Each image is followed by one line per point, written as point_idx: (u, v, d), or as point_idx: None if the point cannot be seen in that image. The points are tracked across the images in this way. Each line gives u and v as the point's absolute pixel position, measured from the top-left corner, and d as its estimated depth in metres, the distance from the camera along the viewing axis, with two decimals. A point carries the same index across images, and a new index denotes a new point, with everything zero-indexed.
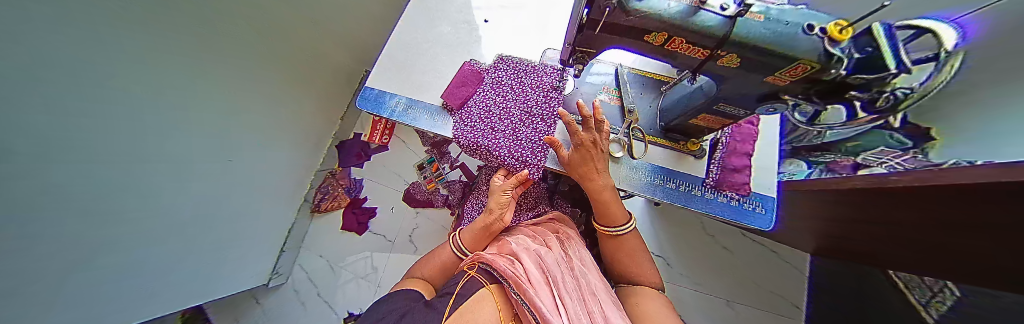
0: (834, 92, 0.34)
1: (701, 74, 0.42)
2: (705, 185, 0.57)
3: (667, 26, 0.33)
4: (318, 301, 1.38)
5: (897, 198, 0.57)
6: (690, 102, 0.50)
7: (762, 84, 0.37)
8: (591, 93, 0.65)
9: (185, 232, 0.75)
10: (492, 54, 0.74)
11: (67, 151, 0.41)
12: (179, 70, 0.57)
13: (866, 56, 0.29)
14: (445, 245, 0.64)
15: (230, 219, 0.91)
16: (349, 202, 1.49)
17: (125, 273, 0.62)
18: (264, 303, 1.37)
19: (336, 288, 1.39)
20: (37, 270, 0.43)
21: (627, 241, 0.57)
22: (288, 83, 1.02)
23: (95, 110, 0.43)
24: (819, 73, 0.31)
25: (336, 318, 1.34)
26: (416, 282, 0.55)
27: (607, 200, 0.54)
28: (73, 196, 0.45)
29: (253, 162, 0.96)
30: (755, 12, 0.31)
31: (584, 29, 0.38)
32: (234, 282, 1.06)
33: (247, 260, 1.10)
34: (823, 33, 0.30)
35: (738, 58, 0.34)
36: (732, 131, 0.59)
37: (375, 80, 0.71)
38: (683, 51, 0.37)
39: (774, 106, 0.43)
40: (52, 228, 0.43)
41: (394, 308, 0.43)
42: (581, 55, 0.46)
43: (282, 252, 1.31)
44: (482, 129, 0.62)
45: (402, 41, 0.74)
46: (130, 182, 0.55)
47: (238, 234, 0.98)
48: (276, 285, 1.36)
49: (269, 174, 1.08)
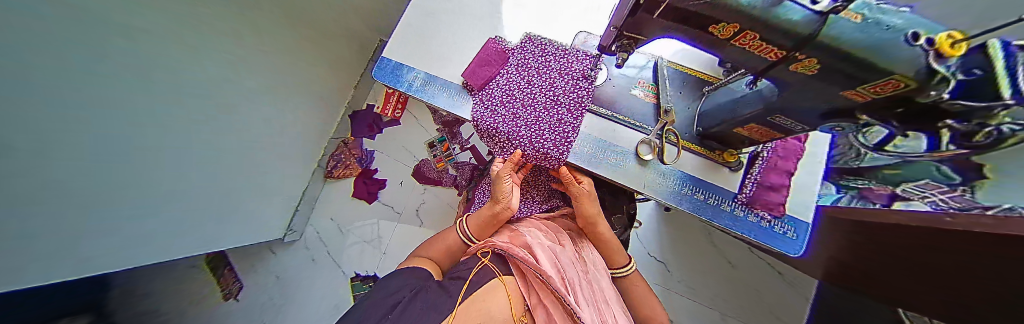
0: (923, 116, 0.28)
1: (762, 78, 0.39)
2: (736, 200, 0.54)
3: (741, 19, 0.29)
4: (327, 259, 1.45)
5: (929, 239, 0.52)
6: (739, 108, 0.46)
7: (838, 96, 0.31)
8: (625, 85, 0.61)
9: (205, 192, 0.80)
10: (518, 32, 0.67)
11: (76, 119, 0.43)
12: (170, 34, 0.55)
13: (971, 80, 0.22)
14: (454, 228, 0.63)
15: (248, 177, 0.96)
16: (360, 171, 1.52)
17: (145, 225, 0.67)
18: (278, 255, 1.45)
19: (343, 249, 1.46)
20: (49, 223, 0.46)
21: (631, 284, 0.60)
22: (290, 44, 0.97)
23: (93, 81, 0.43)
24: (913, 92, 0.24)
25: (344, 277, 1.42)
26: (426, 262, 0.55)
27: (613, 248, 0.60)
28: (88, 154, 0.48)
29: (267, 128, 0.98)
30: (851, 10, 0.25)
31: (638, 11, 0.35)
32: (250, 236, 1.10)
33: (262, 217, 1.15)
34: (929, 44, 0.22)
35: (818, 64, 0.29)
36: (775, 146, 0.54)
37: (392, 51, 0.68)
38: (751, 48, 0.34)
39: (838, 125, 0.38)
40: (63, 185, 0.46)
41: (411, 283, 0.45)
42: (627, 41, 0.44)
43: (295, 213, 1.39)
44: (503, 114, 0.59)
45: (423, 9, 0.69)
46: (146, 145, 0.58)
47: (253, 196, 1.02)
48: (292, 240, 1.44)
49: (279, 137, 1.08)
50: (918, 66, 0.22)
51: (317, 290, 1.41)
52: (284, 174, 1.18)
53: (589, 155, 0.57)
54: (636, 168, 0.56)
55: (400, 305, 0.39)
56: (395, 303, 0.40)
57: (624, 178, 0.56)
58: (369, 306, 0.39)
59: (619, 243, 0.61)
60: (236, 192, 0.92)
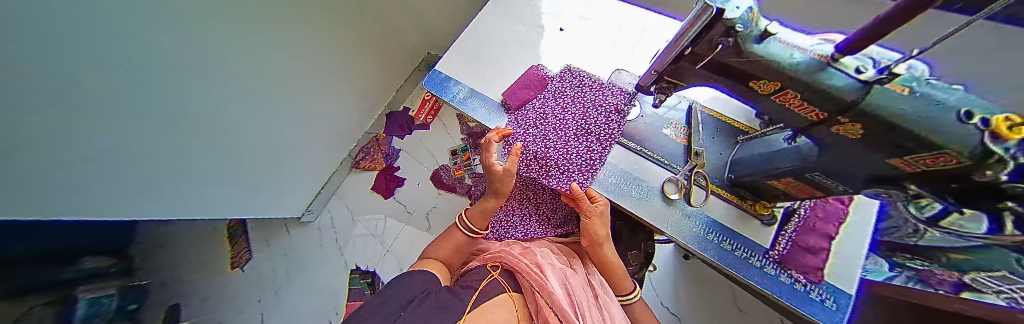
0: (983, 194, 0.26)
1: (803, 135, 0.39)
2: (768, 257, 0.51)
3: (788, 78, 0.31)
4: (333, 247, 1.50)
5: None
6: (775, 160, 0.46)
7: (883, 163, 0.30)
8: (656, 122, 0.62)
9: (232, 166, 0.89)
10: (558, 63, 0.72)
11: (103, 96, 0.47)
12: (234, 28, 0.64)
13: None
14: (463, 235, 0.63)
15: (274, 157, 1.05)
16: (383, 167, 1.61)
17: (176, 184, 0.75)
18: (292, 233, 1.52)
19: (350, 240, 1.51)
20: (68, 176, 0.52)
21: (639, 310, 0.59)
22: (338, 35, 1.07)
23: (132, 64, 0.48)
24: (971, 170, 0.24)
25: (345, 267, 1.46)
26: (435, 266, 0.57)
27: (616, 269, 0.58)
28: (116, 120, 0.52)
29: (300, 116, 1.08)
30: (899, 83, 0.25)
31: (681, 61, 0.40)
32: (272, 210, 1.19)
33: (285, 194, 1.24)
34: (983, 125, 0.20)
35: (861, 131, 0.30)
36: (813, 206, 0.53)
37: (443, 65, 0.76)
38: (794, 107, 0.35)
39: (885, 193, 0.36)
40: (82, 147, 0.50)
41: (423, 284, 0.47)
42: (666, 85, 0.47)
43: (319, 193, 1.50)
44: (535, 134, 0.63)
45: (478, 33, 0.78)
46: (178, 119, 0.64)
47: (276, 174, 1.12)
48: (308, 220, 1.53)
49: (310, 125, 1.18)
50: (972, 146, 0.21)
51: (317, 275, 1.46)
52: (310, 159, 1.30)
53: (614, 185, 0.58)
54: (662, 206, 0.56)
55: (413, 303, 0.41)
56: (410, 299, 0.43)
57: (647, 214, 0.55)
58: (380, 302, 0.42)
59: (623, 268, 0.59)
60: (257, 167, 1.00)
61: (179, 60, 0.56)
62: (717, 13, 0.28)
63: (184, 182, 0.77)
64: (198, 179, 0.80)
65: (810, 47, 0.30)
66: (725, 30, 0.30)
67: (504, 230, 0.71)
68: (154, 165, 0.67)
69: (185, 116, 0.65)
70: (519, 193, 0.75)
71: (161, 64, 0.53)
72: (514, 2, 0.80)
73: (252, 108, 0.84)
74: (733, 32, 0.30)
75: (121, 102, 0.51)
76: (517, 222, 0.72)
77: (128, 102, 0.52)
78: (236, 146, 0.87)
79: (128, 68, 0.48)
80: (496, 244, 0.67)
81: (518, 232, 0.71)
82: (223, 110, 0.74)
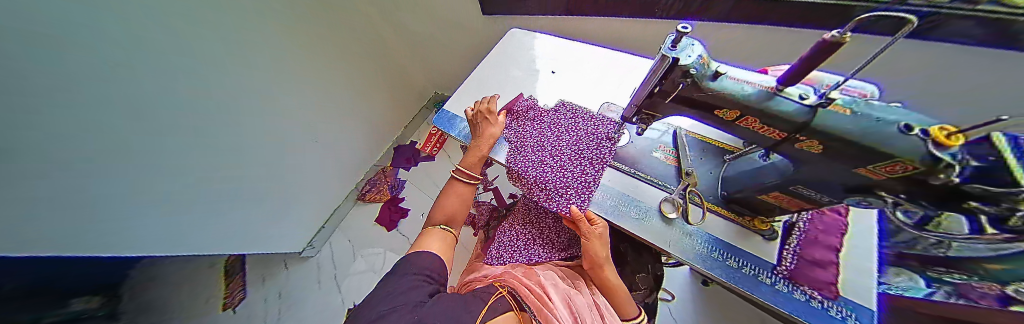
0: (948, 197, 0.27)
1: (775, 152, 0.43)
2: (777, 273, 0.51)
3: (744, 106, 0.37)
4: (332, 283, 1.56)
5: None
6: (761, 177, 0.49)
7: (853, 173, 0.33)
8: (646, 147, 0.67)
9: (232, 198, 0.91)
10: (552, 99, 0.81)
11: (97, 90, 0.47)
12: (223, 39, 0.71)
13: (986, 164, 0.21)
14: (464, 185, 0.65)
15: (273, 184, 1.09)
16: (388, 198, 1.75)
17: (173, 217, 0.75)
18: (290, 269, 1.61)
19: (349, 274, 1.58)
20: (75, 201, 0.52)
21: None
22: (350, 72, 1.30)
23: (121, 57, 0.50)
24: (927, 174, 0.25)
25: (342, 307, 1.50)
26: (439, 244, 0.58)
27: (619, 291, 0.59)
28: (110, 119, 0.52)
29: (297, 146, 1.15)
30: (839, 104, 0.30)
31: (653, 96, 0.47)
32: (271, 242, 1.20)
33: (283, 222, 1.25)
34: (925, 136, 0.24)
35: (820, 146, 0.34)
36: (812, 218, 0.55)
37: (450, 105, 0.85)
38: (758, 130, 0.40)
39: (867, 200, 0.38)
40: (79, 146, 0.48)
41: (423, 268, 0.51)
42: (646, 116, 0.53)
43: (323, 227, 1.61)
44: (533, 161, 0.67)
45: (480, 78, 0.89)
46: (178, 120, 0.66)
47: (276, 206, 1.14)
48: (309, 255, 1.60)
49: (313, 158, 1.29)
50: (922, 155, 0.24)
51: (312, 310, 1.51)
52: (310, 192, 1.37)
53: (612, 206, 0.61)
54: (662, 226, 0.57)
55: (424, 305, 0.42)
56: (421, 301, 0.44)
57: (648, 233, 0.56)
58: (391, 298, 0.43)
59: (624, 287, 0.60)
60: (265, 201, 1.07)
61: (167, 50, 0.58)
62: (674, 61, 0.36)
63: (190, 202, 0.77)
64: (198, 218, 0.82)
65: (758, 81, 0.36)
66: (682, 73, 0.37)
67: (508, 254, 0.71)
68: (151, 165, 0.64)
69: (184, 117, 0.67)
70: (522, 219, 0.79)
71: (147, 51, 0.54)
72: (511, 51, 0.93)
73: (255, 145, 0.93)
74: (689, 74, 0.37)
75: (116, 100, 0.52)
76: (521, 247, 0.72)
77: (127, 104, 0.54)
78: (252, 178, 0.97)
79: (108, 65, 0.48)
80: (499, 268, 0.67)
81: (522, 256, 0.71)
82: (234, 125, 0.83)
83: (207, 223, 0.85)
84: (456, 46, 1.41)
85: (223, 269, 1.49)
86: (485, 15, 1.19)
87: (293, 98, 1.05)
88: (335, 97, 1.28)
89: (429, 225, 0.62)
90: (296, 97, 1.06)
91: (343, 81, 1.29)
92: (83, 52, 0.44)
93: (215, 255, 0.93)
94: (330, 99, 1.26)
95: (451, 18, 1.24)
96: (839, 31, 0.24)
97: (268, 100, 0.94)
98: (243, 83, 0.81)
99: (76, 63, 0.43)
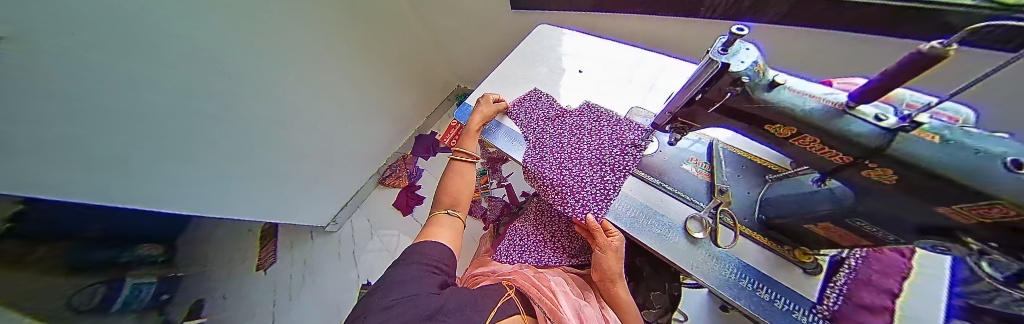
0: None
1: (834, 178, 0.38)
2: (817, 312, 0.45)
3: (799, 122, 0.34)
4: (348, 258, 1.66)
5: None
6: (810, 204, 0.44)
7: (937, 212, 0.27)
8: (675, 158, 0.63)
9: (242, 172, 1.03)
10: (576, 99, 0.78)
11: (92, 85, 0.56)
12: (231, 34, 0.77)
13: None
14: (466, 163, 0.67)
15: (293, 162, 1.22)
16: (406, 185, 1.82)
17: (178, 188, 0.87)
18: (315, 241, 1.71)
19: (364, 253, 1.67)
20: (75, 176, 0.64)
21: None
22: (369, 61, 1.36)
23: (131, 50, 0.58)
24: None
25: (355, 281, 1.60)
26: (449, 233, 0.59)
27: (624, 304, 0.58)
28: (106, 109, 0.61)
29: (314, 128, 1.24)
30: (926, 129, 0.25)
31: (693, 105, 0.44)
32: (295, 215, 1.36)
33: (301, 201, 1.37)
34: None
35: (895, 177, 0.29)
36: (866, 255, 0.50)
37: (472, 98, 0.86)
38: (816, 150, 0.35)
39: (943, 246, 0.33)
40: (78, 132, 0.59)
41: (429, 257, 0.52)
42: (680, 124, 0.50)
43: (342, 208, 1.69)
44: (551, 162, 0.65)
45: (504, 72, 0.88)
46: (177, 106, 0.74)
47: (293, 183, 1.26)
48: (331, 230, 1.71)
49: (333, 142, 1.38)
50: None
51: (329, 283, 1.61)
52: (332, 173, 1.48)
53: (630, 219, 0.58)
54: (686, 246, 0.53)
55: (436, 298, 0.43)
56: (433, 292, 0.44)
57: (670, 253, 0.53)
58: (401, 289, 0.45)
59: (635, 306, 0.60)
60: (281, 176, 1.19)
61: (166, 47, 0.64)
62: (724, 66, 0.33)
63: (202, 176, 0.91)
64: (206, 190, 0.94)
65: (823, 96, 0.32)
66: (732, 81, 0.34)
67: (518, 253, 0.70)
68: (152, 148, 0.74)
69: (186, 106, 0.75)
70: (537, 219, 0.78)
71: (144, 44, 0.60)
72: (540, 46, 0.90)
73: (274, 122, 1.05)
74: (740, 82, 0.34)
75: (115, 94, 0.60)
76: (531, 248, 0.71)
77: (126, 92, 0.62)
78: (263, 157, 1.07)
79: (101, 64, 0.55)
80: (509, 266, 0.66)
81: (531, 258, 0.69)
82: (250, 110, 0.94)
83: (218, 194, 0.98)
84: (483, 42, 1.44)
85: (260, 234, 1.67)
86: (513, 9, 1.17)
87: (309, 87, 1.13)
88: (356, 84, 1.35)
89: (435, 210, 0.63)
90: (314, 87, 1.15)
91: (365, 70, 1.36)
92: (75, 55, 0.51)
93: (232, 218, 1.07)
94: (354, 86, 1.33)
95: (474, 13, 1.29)
96: (943, 42, 0.20)
97: (288, 88, 1.04)
98: (257, 74, 0.90)
99: (90, 56, 0.53)
